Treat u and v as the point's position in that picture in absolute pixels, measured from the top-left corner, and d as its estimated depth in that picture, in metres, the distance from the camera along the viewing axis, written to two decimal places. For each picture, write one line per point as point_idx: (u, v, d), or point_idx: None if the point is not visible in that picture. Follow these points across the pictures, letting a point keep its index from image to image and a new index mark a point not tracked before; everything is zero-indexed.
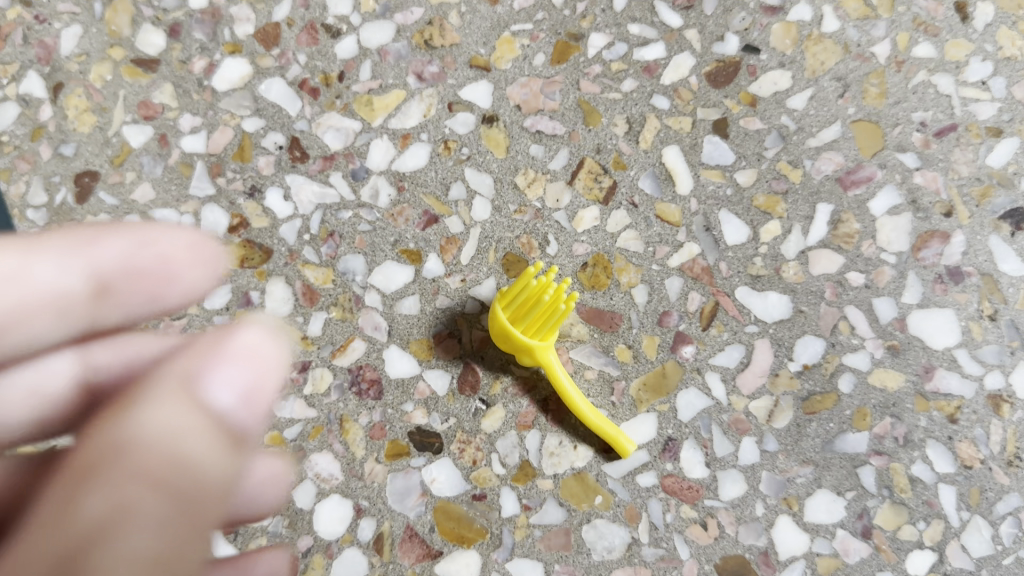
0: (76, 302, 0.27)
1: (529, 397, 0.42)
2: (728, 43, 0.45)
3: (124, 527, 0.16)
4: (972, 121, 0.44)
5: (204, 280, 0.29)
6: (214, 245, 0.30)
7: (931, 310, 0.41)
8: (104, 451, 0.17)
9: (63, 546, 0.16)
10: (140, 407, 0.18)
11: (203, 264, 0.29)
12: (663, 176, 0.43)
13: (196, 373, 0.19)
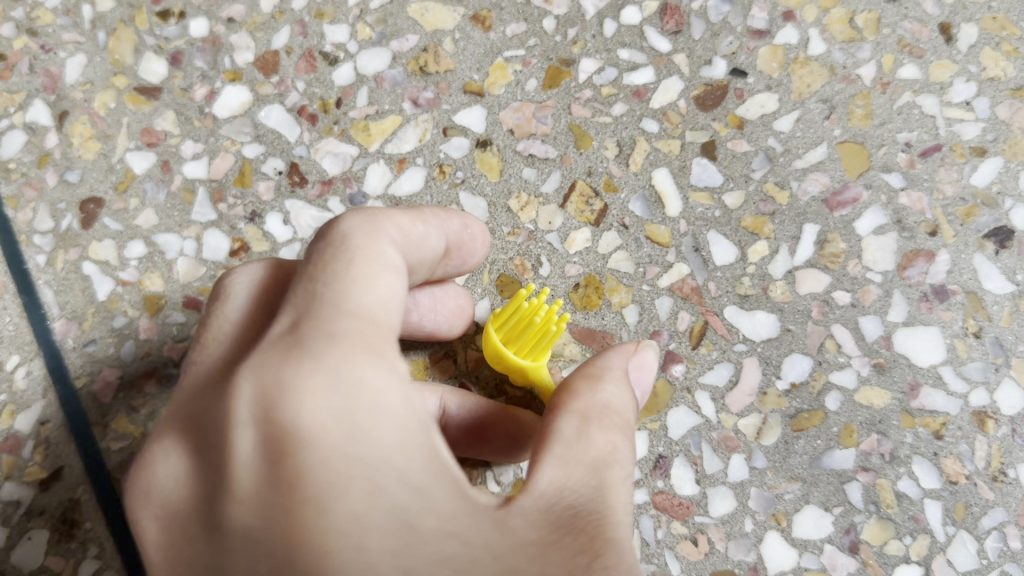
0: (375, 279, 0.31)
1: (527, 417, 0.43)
2: (716, 66, 0.46)
3: (624, 458, 0.32)
4: (956, 141, 0.44)
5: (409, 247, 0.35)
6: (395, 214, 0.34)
7: (916, 328, 0.42)
8: (609, 407, 0.32)
9: (618, 471, 0.31)
10: (612, 383, 0.33)
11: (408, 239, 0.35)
12: (653, 198, 0.44)
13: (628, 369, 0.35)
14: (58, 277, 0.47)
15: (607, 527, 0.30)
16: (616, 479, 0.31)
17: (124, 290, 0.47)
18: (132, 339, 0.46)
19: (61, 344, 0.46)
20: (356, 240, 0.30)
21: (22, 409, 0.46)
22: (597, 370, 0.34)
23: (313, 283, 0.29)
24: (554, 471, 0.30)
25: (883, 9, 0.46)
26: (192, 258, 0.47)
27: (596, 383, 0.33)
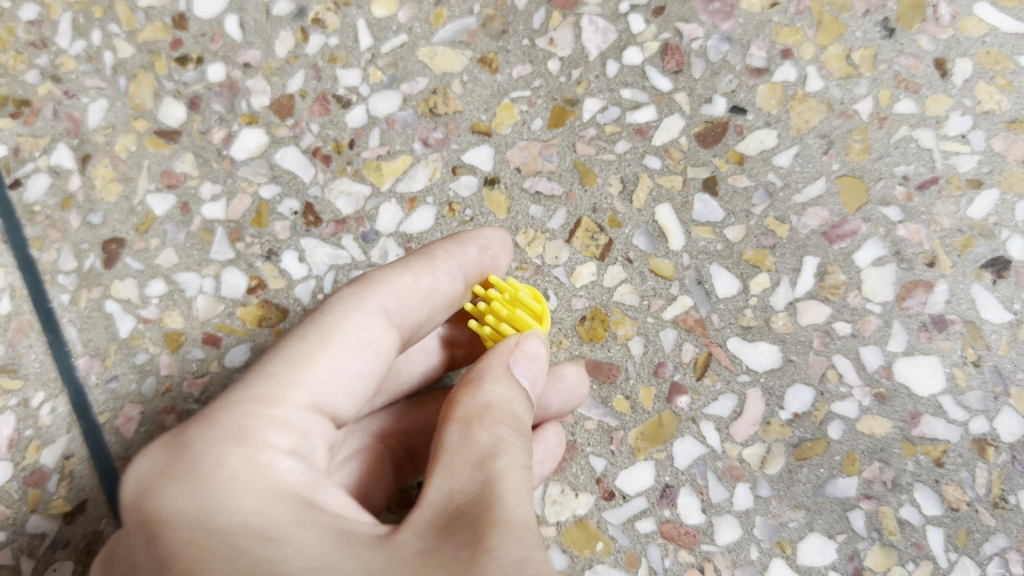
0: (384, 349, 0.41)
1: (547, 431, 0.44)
2: (716, 104, 0.47)
3: (509, 446, 0.34)
4: (953, 174, 0.45)
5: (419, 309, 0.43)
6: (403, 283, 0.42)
7: (916, 357, 0.43)
8: (490, 405, 0.36)
9: (504, 457, 0.34)
10: (489, 383, 0.37)
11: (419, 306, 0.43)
12: (656, 233, 0.46)
13: (509, 364, 0.38)
14: (81, 315, 0.48)
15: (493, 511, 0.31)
16: (501, 465, 0.33)
17: (145, 327, 0.48)
18: (152, 375, 0.48)
19: (85, 380, 0.48)
20: (337, 313, 0.41)
21: (48, 444, 0.47)
22: (478, 373, 0.38)
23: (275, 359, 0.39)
24: (442, 481, 0.33)
25: (879, 46, 0.47)
26: (211, 296, 0.48)
27: (483, 387, 0.36)
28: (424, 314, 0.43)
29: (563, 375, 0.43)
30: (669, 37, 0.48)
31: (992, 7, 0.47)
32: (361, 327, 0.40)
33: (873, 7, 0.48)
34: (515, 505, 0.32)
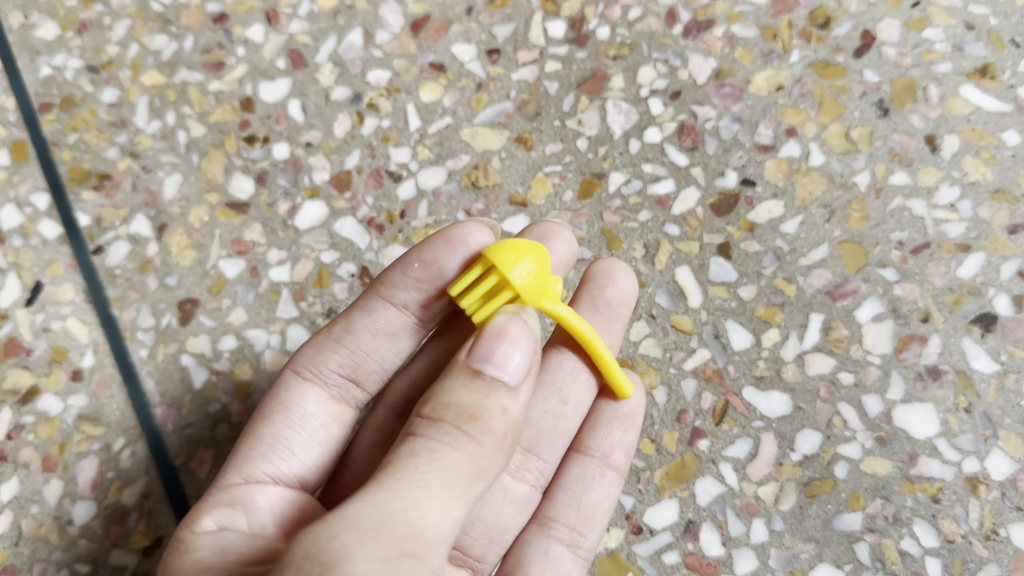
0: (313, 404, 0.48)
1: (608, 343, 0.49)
2: (728, 178, 0.53)
3: (417, 444, 0.33)
4: (943, 239, 0.51)
5: (339, 359, 0.48)
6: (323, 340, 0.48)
7: (913, 404, 0.48)
8: (446, 402, 0.34)
9: (408, 457, 0.33)
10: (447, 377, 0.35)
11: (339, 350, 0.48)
12: (676, 292, 0.51)
13: (469, 362, 0.35)
14: (158, 368, 0.54)
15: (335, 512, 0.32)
16: (391, 465, 0.33)
17: (218, 378, 0.54)
18: (224, 422, 0.53)
19: (162, 426, 0.53)
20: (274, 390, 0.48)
21: (128, 485, 0.52)
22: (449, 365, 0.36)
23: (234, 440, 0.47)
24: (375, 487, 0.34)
25: (875, 125, 0.53)
26: (277, 349, 0.54)
27: (440, 379, 0.36)
28: (350, 357, 0.48)
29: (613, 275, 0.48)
30: (685, 119, 0.54)
31: (976, 88, 0.54)
32: (291, 399, 0.47)
33: (869, 89, 0.54)
34: (342, 508, 0.31)
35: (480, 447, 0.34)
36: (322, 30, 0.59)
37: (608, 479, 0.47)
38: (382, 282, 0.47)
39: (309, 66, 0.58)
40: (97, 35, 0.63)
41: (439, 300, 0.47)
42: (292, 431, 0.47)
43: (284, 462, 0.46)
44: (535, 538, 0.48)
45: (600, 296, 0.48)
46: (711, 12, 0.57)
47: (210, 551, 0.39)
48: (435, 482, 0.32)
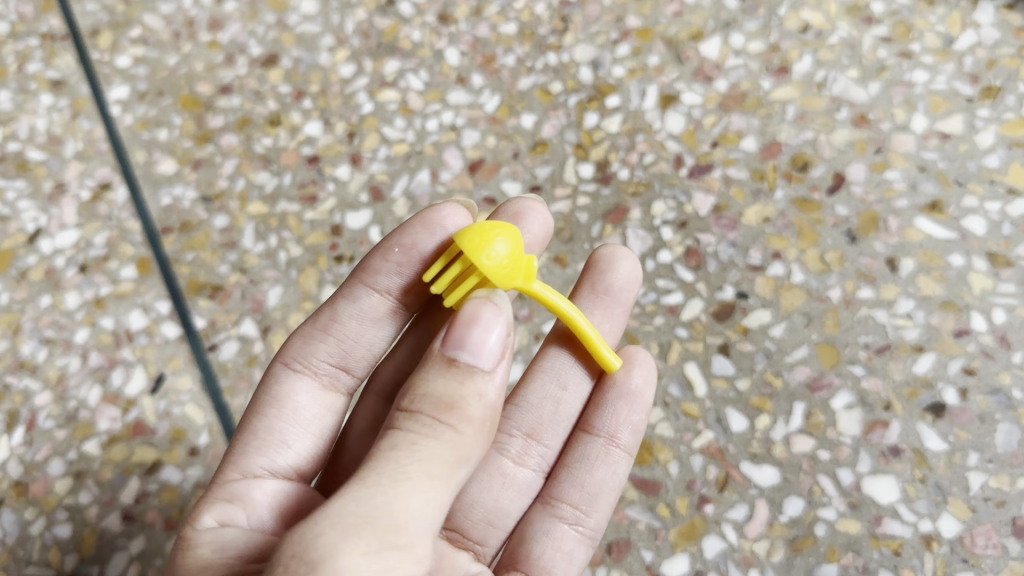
0: (303, 393, 0.58)
1: (609, 316, 0.61)
2: (726, 291, 0.65)
3: (399, 435, 0.40)
4: (902, 342, 0.63)
5: (322, 349, 0.59)
6: (308, 334, 0.59)
7: (879, 476, 0.59)
8: (428, 394, 0.41)
9: (392, 449, 0.39)
10: (427, 366, 0.42)
11: (323, 341, 0.59)
12: (685, 383, 0.63)
13: (447, 354, 0.42)
14: None
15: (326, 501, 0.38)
16: (376, 457, 0.39)
17: None
18: None
19: None
20: (268, 383, 0.58)
21: None
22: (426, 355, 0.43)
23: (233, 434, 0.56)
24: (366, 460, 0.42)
25: (845, 249, 0.66)
26: None
27: (420, 369, 0.42)
28: (337, 344, 0.59)
29: (618, 263, 0.61)
30: (691, 244, 0.67)
31: (928, 220, 0.67)
32: (285, 394, 0.57)
33: (840, 220, 0.67)
34: (331, 505, 0.37)
35: (458, 434, 0.40)
36: (396, 170, 0.74)
37: (614, 458, 0.58)
38: (366, 271, 0.58)
39: (386, 200, 0.73)
40: (210, 171, 0.77)
41: (412, 284, 0.58)
42: (287, 420, 0.56)
43: (280, 455, 0.55)
44: (540, 517, 0.58)
45: (606, 281, 0.61)
46: (710, 158, 0.71)
47: (209, 549, 0.44)
48: (414, 474, 0.39)
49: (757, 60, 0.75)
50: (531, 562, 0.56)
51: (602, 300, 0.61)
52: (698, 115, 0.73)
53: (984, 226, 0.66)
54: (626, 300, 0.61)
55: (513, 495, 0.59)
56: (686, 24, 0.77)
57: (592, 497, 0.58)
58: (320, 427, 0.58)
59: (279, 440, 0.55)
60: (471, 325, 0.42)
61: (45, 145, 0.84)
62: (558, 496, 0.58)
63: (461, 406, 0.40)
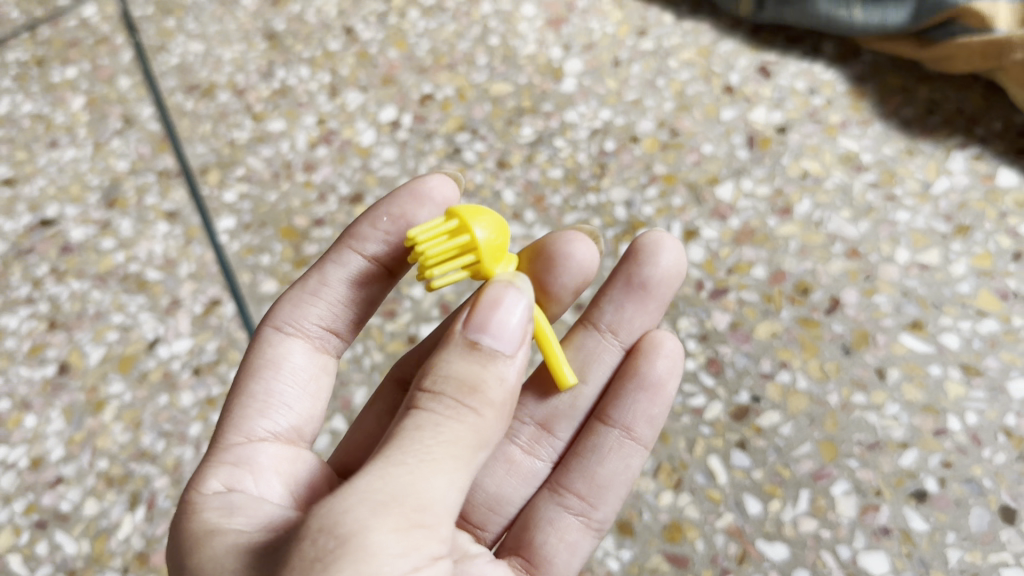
0: (295, 350, 0.70)
1: (641, 306, 0.74)
2: (742, 395, 0.78)
3: (424, 416, 0.50)
4: (889, 439, 0.75)
5: (308, 310, 0.72)
6: (294, 296, 0.72)
7: (872, 552, 0.70)
8: (448, 374, 0.52)
9: (417, 430, 0.50)
10: (449, 351, 0.53)
11: (308, 302, 0.72)
12: (709, 473, 0.75)
13: (470, 340, 0.53)
14: None
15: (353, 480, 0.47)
16: (402, 438, 0.49)
17: None
18: None
19: None
20: (264, 344, 0.70)
21: None
22: (448, 338, 0.54)
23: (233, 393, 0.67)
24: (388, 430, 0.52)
25: (842, 360, 0.79)
26: None
27: (446, 352, 0.53)
28: (324, 305, 0.72)
29: (658, 258, 0.73)
30: (711, 355, 0.81)
31: (910, 337, 0.80)
32: (284, 356, 0.70)
33: (835, 336, 0.81)
34: (359, 484, 0.47)
35: (480, 416, 0.51)
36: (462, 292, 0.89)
37: (623, 453, 0.71)
38: (355, 237, 0.72)
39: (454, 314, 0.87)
40: None
41: (391, 252, 0.73)
42: (287, 378, 0.69)
43: (283, 414, 0.67)
44: (546, 503, 0.71)
45: (643, 275, 0.73)
46: (727, 283, 0.85)
47: (212, 510, 0.54)
48: (438, 454, 0.49)
49: (764, 202, 0.90)
50: (530, 540, 0.69)
51: (638, 289, 0.74)
52: (715, 247, 0.87)
53: (958, 342, 0.79)
54: (662, 295, 0.74)
55: (518, 483, 0.73)
56: (704, 171, 0.93)
57: (599, 490, 0.70)
58: (314, 389, 0.70)
59: (283, 404, 0.67)
60: (494, 311, 0.54)
61: (162, 265, 1.00)
62: (565, 486, 0.71)
63: (481, 391, 0.51)
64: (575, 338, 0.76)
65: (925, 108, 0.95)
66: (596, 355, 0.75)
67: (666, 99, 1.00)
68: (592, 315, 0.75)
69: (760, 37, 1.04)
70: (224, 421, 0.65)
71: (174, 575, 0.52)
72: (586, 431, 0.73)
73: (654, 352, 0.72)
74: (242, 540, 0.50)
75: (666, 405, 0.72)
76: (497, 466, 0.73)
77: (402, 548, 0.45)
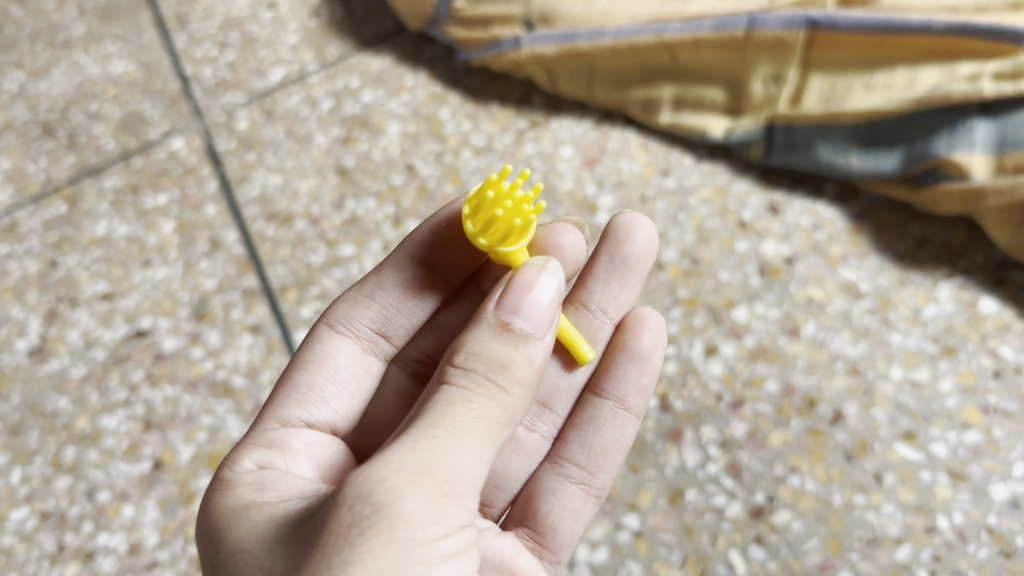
0: (343, 349, 0.90)
1: (623, 277, 0.93)
2: (758, 495, 0.90)
3: (457, 395, 0.64)
4: (886, 536, 0.87)
5: (360, 311, 0.91)
6: (349, 299, 0.91)
7: None
8: (482, 353, 0.66)
9: (451, 406, 0.63)
10: (481, 334, 0.67)
11: (359, 305, 0.91)
12: (730, 565, 0.87)
13: (504, 326, 0.67)
14: None
15: (392, 450, 0.61)
16: (435, 418, 0.62)
17: None
18: None
19: None
20: (319, 341, 0.89)
21: None
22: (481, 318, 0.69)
23: (286, 386, 0.85)
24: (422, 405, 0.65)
25: (844, 465, 0.91)
26: None
27: (479, 330, 0.68)
28: (372, 305, 0.92)
29: (633, 236, 0.92)
30: (730, 460, 0.93)
31: (904, 445, 0.92)
32: (333, 355, 0.89)
33: (839, 444, 0.93)
34: (395, 455, 0.60)
35: (507, 394, 0.65)
36: None
37: (620, 423, 0.90)
38: (409, 245, 0.92)
39: None
40: None
41: (428, 263, 0.93)
42: (331, 373, 0.88)
43: (322, 406, 0.85)
44: (551, 475, 0.89)
45: (621, 251, 0.92)
46: (743, 395, 0.97)
47: (254, 487, 0.68)
48: (468, 428, 0.62)
49: (775, 323, 1.03)
50: (540, 511, 0.86)
51: (620, 265, 0.93)
52: (732, 363, 1.00)
53: (945, 451, 0.91)
54: (639, 270, 0.93)
55: (522, 460, 0.91)
56: (722, 295, 1.06)
57: (598, 458, 0.89)
58: (352, 386, 0.89)
59: (323, 398, 0.86)
60: (524, 294, 0.69)
61: (246, 373, 1.18)
62: (568, 460, 0.89)
63: (509, 369, 0.66)
64: (568, 315, 0.94)
65: (915, 243, 1.09)
66: (591, 332, 0.93)
67: (688, 231, 1.14)
68: (582, 293, 0.94)
69: (769, 179, 1.19)
70: (276, 403, 0.83)
71: (217, 526, 0.66)
72: (584, 404, 0.91)
73: (642, 324, 0.92)
74: (281, 509, 0.64)
75: (653, 373, 0.91)
76: (507, 447, 0.90)
77: (429, 511, 0.58)
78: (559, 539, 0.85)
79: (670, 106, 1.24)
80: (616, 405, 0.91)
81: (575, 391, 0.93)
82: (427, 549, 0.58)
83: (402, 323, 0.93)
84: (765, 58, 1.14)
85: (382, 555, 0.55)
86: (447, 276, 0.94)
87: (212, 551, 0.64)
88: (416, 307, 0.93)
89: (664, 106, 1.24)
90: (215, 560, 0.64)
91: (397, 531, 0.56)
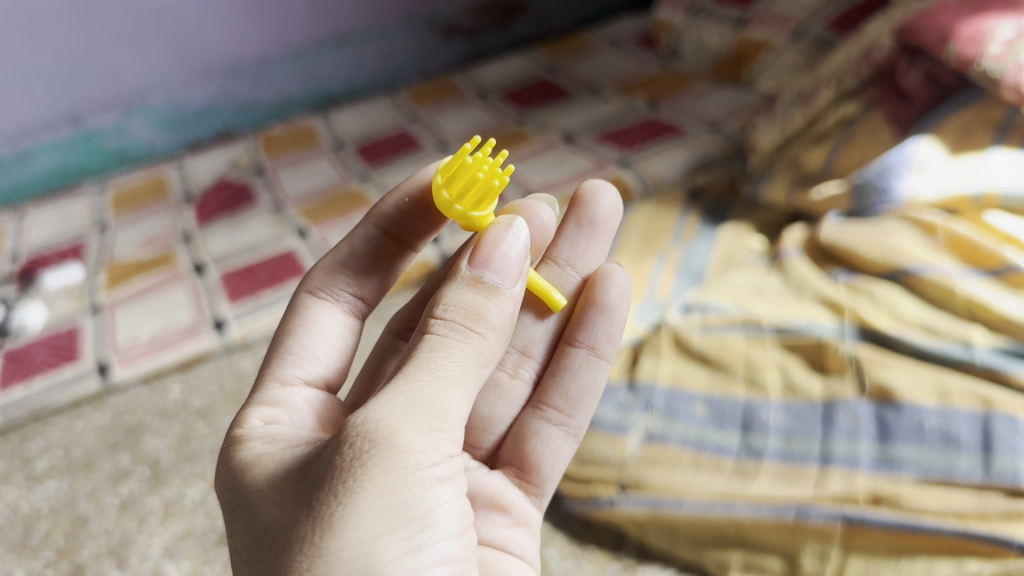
0: (327, 308, 1.31)
1: (584, 231, 1.50)
2: None
3: (438, 345, 0.97)
4: None
5: (336, 277, 1.34)
6: (324, 271, 1.33)
7: None
8: (461, 303, 1.00)
9: (436, 349, 0.97)
10: (456, 290, 1.01)
11: (331, 274, 1.33)
12: None
13: (468, 287, 1.02)
14: None
15: (378, 401, 0.93)
16: (419, 371, 0.95)
17: None
18: None
19: None
20: (303, 308, 1.30)
21: None
22: (459, 273, 1.03)
23: (280, 347, 1.25)
24: (408, 354, 0.99)
25: None
26: None
27: (456, 283, 1.02)
28: (351, 272, 1.35)
29: (602, 200, 1.50)
30: None
31: None
32: (320, 321, 1.29)
33: None
34: (385, 405, 0.92)
35: (484, 339, 1.00)
36: None
37: (593, 366, 1.43)
38: (375, 215, 1.34)
39: None
40: None
41: (391, 235, 1.35)
42: (322, 328, 1.29)
43: (317, 362, 1.25)
44: (535, 422, 1.41)
45: (589, 209, 1.50)
46: None
47: (263, 441, 1.03)
48: (448, 371, 0.96)
49: None
50: (526, 455, 1.39)
51: (585, 226, 1.50)
52: None
53: None
54: (603, 234, 1.51)
55: (506, 406, 1.44)
56: None
57: (574, 403, 1.42)
58: (337, 342, 1.30)
59: (316, 348, 1.26)
60: (494, 249, 1.04)
61: None
62: (548, 410, 1.42)
63: (481, 318, 1.00)
64: (544, 269, 1.49)
65: None
66: (561, 279, 1.49)
67: None
68: (557, 253, 1.50)
69: None
70: (279, 366, 1.22)
71: (239, 467, 1.00)
72: (563, 354, 1.44)
73: (608, 279, 1.42)
74: (287, 457, 0.98)
75: (620, 323, 1.44)
76: (492, 396, 1.44)
77: (417, 439, 0.91)
78: (544, 477, 1.39)
79: (738, 567, 1.54)
80: (589, 350, 1.43)
81: (548, 339, 1.47)
82: (419, 475, 0.90)
83: (371, 282, 1.37)
84: (812, 541, 1.48)
85: (381, 480, 0.87)
86: (410, 241, 1.37)
87: (237, 487, 0.97)
88: (384, 264, 1.37)
89: (733, 568, 1.54)
90: (237, 497, 0.96)
91: (390, 458, 0.88)
